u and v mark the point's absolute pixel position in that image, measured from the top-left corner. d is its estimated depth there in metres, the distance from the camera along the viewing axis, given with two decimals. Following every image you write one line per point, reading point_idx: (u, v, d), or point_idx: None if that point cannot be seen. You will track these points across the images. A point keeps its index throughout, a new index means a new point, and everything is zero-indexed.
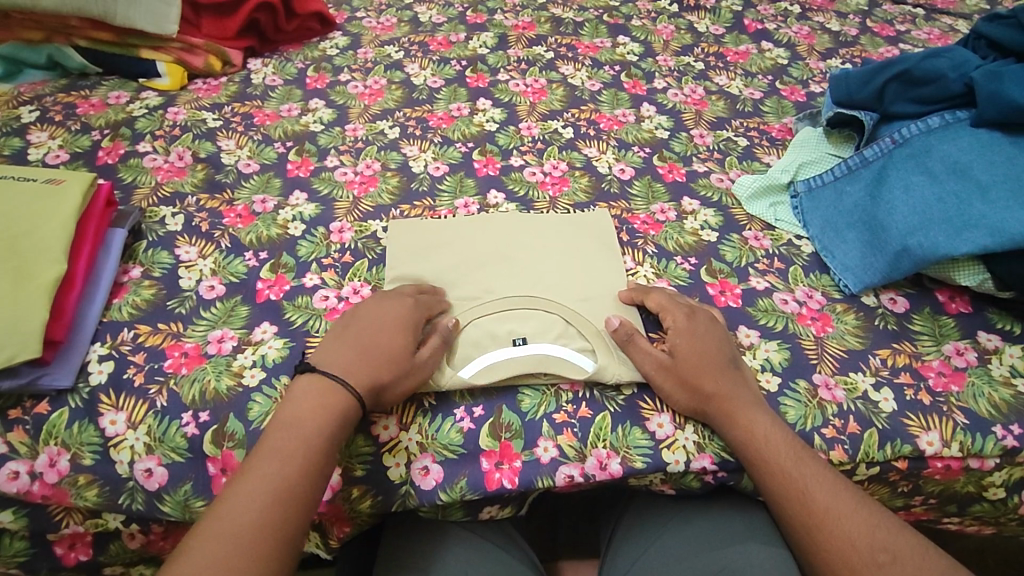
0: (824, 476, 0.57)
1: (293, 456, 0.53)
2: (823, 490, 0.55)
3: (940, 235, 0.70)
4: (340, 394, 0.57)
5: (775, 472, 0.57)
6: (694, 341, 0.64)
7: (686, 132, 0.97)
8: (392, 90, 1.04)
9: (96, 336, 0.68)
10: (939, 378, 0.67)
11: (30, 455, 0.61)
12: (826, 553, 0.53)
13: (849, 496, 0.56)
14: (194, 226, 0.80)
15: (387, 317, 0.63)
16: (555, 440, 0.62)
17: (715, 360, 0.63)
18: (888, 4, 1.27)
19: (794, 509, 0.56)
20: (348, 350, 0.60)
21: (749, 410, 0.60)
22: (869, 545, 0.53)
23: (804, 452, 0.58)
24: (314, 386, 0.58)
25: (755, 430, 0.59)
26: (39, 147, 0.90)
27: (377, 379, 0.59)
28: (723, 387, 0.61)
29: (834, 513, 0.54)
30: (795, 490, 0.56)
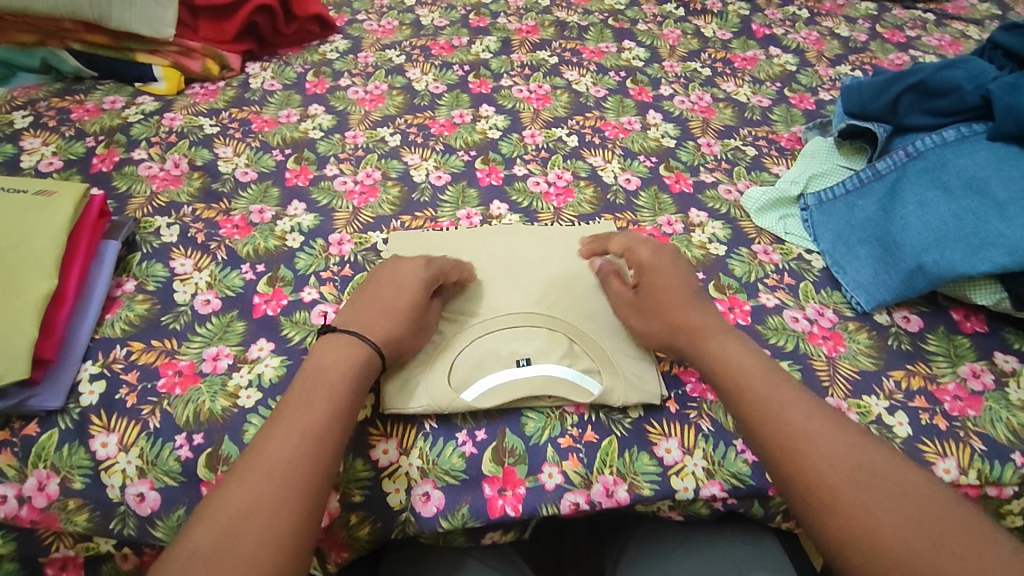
0: (800, 400, 0.55)
1: (291, 455, 0.50)
2: (800, 411, 0.54)
3: (957, 254, 0.68)
4: (358, 348, 0.58)
5: (749, 397, 0.56)
6: (659, 276, 0.65)
7: (693, 141, 0.95)
8: (393, 96, 1.02)
9: (87, 354, 0.66)
10: (954, 402, 0.65)
11: (18, 479, 0.60)
12: (804, 472, 0.50)
13: (827, 417, 0.53)
14: (190, 238, 0.78)
15: (402, 278, 0.64)
16: (560, 465, 0.60)
17: (682, 292, 0.64)
18: (898, 9, 1.25)
19: (770, 431, 0.53)
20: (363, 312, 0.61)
21: (720, 338, 0.60)
22: (845, 461, 0.50)
23: (780, 378, 0.57)
24: (310, 377, 0.56)
25: (727, 358, 0.59)
26: (32, 153, 0.88)
27: (393, 336, 0.60)
28: (688, 315, 0.62)
29: (809, 433, 0.52)
30: (769, 411, 0.54)
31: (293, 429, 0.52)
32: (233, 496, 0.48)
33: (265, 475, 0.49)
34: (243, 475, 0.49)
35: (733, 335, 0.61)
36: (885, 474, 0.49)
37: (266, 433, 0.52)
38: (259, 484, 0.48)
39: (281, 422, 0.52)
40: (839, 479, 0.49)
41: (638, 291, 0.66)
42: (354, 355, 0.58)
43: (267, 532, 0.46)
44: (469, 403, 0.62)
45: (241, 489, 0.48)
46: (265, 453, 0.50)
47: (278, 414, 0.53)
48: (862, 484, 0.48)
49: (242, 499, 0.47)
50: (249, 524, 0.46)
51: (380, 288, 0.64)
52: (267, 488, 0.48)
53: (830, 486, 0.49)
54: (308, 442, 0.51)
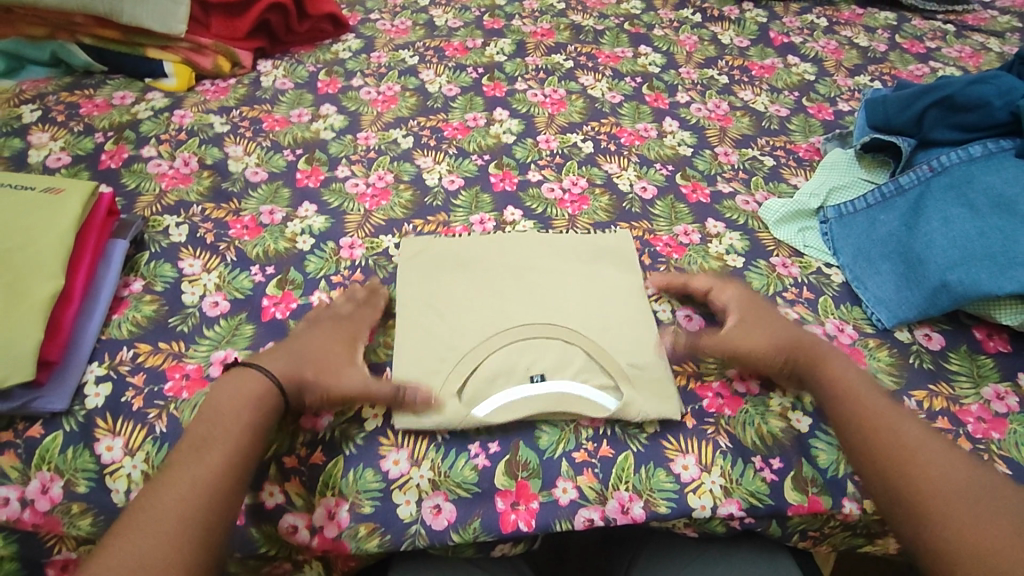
0: (914, 425, 0.57)
1: (181, 499, 0.50)
2: (913, 431, 0.56)
3: (983, 273, 0.67)
4: (255, 381, 0.59)
5: (862, 416, 0.58)
6: (759, 305, 0.68)
7: (710, 149, 0.94)
8: (406, 97, 1.01)
9: (93, 355, 0.64)
10: (978, 424, 0.63)
11: (21, 481, 0.58)
12: (911, 488, 0.52)
13: (936, 443, 0.55)
14: (199, 238, 0.77)
15: (327, 330, 0.65)
16: (575, 480, 0.59)
17: (782, 318, 0.67)
18: (917, 20, 1.24)
19: (881, 447, 0.55)
20: (279, 351, 0.62)
21: (835, 361, 0.63)
22: (955, 481, 0.52)
23: (890, 401, 0.59)
24: (202, 421, 0.56)
25: (840, 377, 0.61)
26: (40, 148, 0.87)
27: (299, 375, 0.60)
28: (803, 338, 0.64)
29: (920, 452, 0.54)
30: (878, 429, 0.56)
31: (184, 476, 0.52)
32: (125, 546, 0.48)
33: (158, 525, 0.49)
34: (132, 529, 0.49)
35: (847, 360, 0.63)
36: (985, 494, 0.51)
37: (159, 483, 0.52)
38: (148, 537, 0.48)
39: (173, 469, 0.53)
40: (947, 493, 0.51)
41: (746, 323, 0.66)
42: (249, 390, 0.58)
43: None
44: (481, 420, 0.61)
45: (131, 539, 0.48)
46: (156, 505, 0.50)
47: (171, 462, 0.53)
48: (965, 500, 0.50)
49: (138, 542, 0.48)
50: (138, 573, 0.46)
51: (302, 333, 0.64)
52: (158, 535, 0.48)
53: (940, 502, 0.51)
54: (200, 486, 0.51)
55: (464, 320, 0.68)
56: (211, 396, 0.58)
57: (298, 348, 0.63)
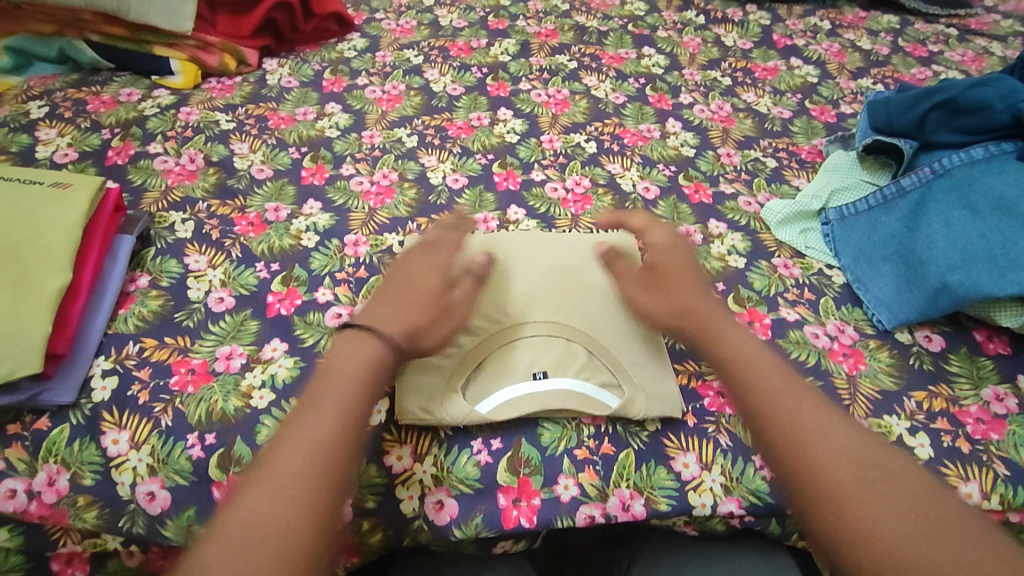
0: (812, 399, 0.53)
1: (303, 463, 0.47)
2: (810, 407, 0.52)
3: (983, 275, 0.67)
4: (371, 338, 0.56)
5: (760, 391, 0.54)
6: (673, 257, 0.67)
7: (713, 150, 0.94)
8: (411, 96, 1.01)
9: (100, 349, 0.65)
10: (977, 425, 0.64)
11: (27, 473, 0.58)
12: (807, 470, 0.48)
13: (836, 417, 0.51)
14: (204, 234, 0.77)
15: (414, 273, 0.63)
16: (577, 477, 0.59)
17: (692, 275, 0.66)
18: (920, 23, 1.24)
19: (778, 425, 0.51)
20: (376, 307, 0.60)
21: (728, 326, 0.60)
22: (854, 460, 0.48)
23: (787, 374, 0.55)
24: (320, 381, 0.53)
25: (736, 347, 0.58)
26: (47, 144, 0.88)
27: (408, 324, 0.58)
28: (699, 300, 0.62)
29: (818, 430, 0.50)
30: (776, 405, 0.52)
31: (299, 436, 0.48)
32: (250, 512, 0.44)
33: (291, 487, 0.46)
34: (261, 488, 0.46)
35: (742, 327, 0.60)
36: (887, 473, 0.48)
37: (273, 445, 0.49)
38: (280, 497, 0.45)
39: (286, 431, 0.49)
40: (847, 477, 0.47)
41: (650, 273, 0.67)
42: (363, 348, 0.55)
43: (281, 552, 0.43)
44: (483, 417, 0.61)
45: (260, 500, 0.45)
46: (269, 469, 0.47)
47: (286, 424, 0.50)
48: (869, 484, 0.47)
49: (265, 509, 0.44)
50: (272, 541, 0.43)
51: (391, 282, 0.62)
52: (275, 500, 0.45)
53: (839, 486, 0.47)
54: (319, 443, 0.48)
55: (532, 287, 0.69)
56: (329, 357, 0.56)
57: (393, 297, 0.61)
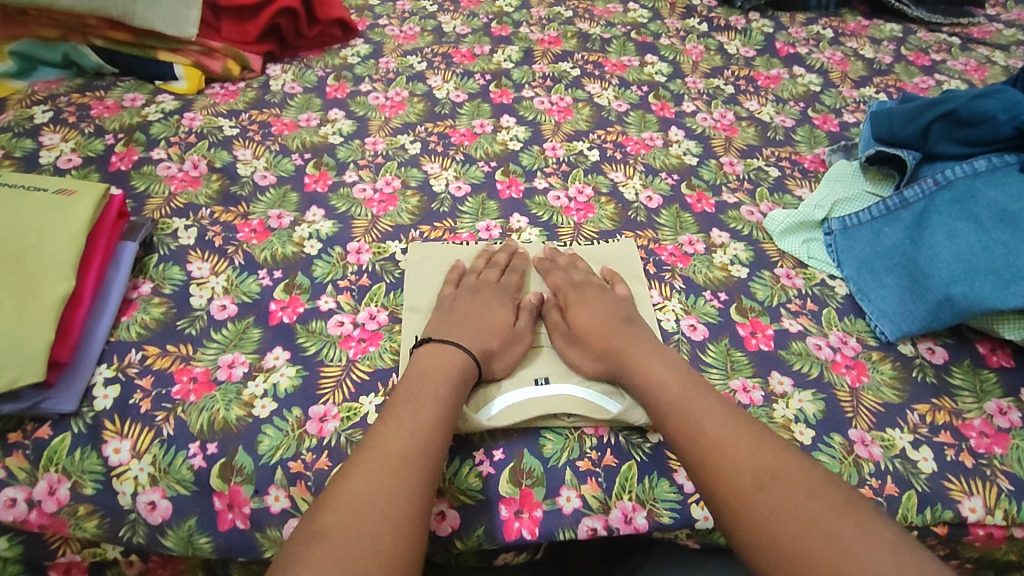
0: (716, 411, 0.57)
1: (406, 451, 0.53)
2: (712, 422, 0.56)
3: (987, 287, 0.67)
4: (454, 355, 0.62)
5: (670, 414, 0.58)
6: (587, 306, 0.68)
7: (715, 159, 0.94)
8: (414, 103, 1.01)
9: (102, 357, 0.65)
10: (981, 439, 0.63)
11: (28, 481, 0.58)
12: (715, 486, 0.53)
13: (738, 428, 0.56)
14: (207, 241, 0.78)
15: (479, 301, 0.68)
16: (579, 489, 0.59)
17: (611, 320, 0.67)
18: (923, 32, 1.25)
19: (687, 445, 0.56)
20: (450, 326, 0.65)
21: (642, 356, 0.63)
22: (750, 469, 0.52)
23: (701, 390, 0.59)
24: (413, 381, 0.59)
25: (649, 372, 0.61)
26: (50, 149, 0.88)
27: (486, 345, 0.64)
28: (619, 343, 0.64)
29: (719, 445, 0.54)
30: (687, 421, 0.57)
31: (400, 426, 0.55)
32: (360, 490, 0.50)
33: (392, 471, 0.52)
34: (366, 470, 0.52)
35: (658, 354, 0.63)
36: (782, 479, 0.52)
37: (372, 432, 0.55)
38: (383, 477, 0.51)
39: (386, 420, 0.56)
40: (746, 491, 0.51)
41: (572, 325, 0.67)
42: (451, 361, 0.61)
43: (389, 522, 0.49)
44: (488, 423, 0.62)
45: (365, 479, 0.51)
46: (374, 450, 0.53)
47: (385, 414, 0.56)
48: (762, 492, 0.51)
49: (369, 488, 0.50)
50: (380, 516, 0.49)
51: (465, 304, 0.68)
52: (385, 475, 0.51)
53: (739, 498, 0.51)
54: (415, 437, 0.54)
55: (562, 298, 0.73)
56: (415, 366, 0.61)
57: (469, 320, 0.66)
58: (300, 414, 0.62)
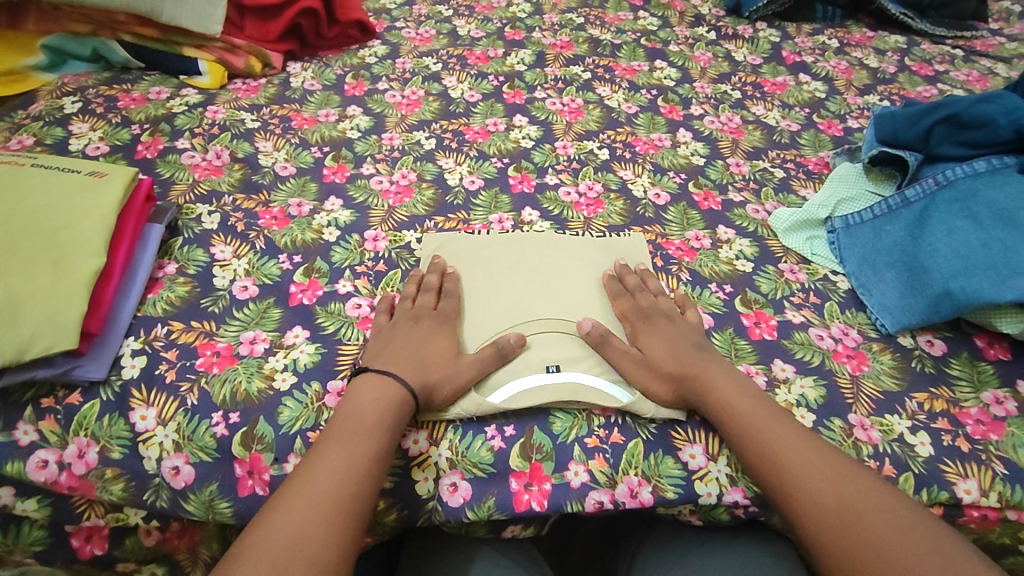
0: (794, 439, 0.58)
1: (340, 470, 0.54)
2: (791, 451, 0.57)
3: (985, 282, 0.69)
4: (395, 388, 0.60)
5: (747, 442, 0.59)
6: (660, 335, 0.68)
7: (722, 160, 0.97)
8: (429, 102, 1.04)
9: (129, 331, 0.67)
10: (977, 426, 0.65)
11: (59, 445, 0.61)
12: (798, 515, 0.54)
13: (816, 456, 0.57)
14: (230, 226, 0.80)
15: (421, 336, 0.66)
16: (587, 464, 0.61)
17: (685, 348, 0.66)
18: (927, 44, 1.28)
19: (767, 474, 0.57)
20: (395, 358, 0.63)
21: (722, 385, 0.63)
22: (832, 500, 0.54)
23: (773, 415, 0.60)
24: (348, 416, 0.59)
25: (726, 400, 0.61)
26: (80, 137, 0.91)
27: (426, 378, 0.62)
28: (696, 370, 0.64)
29: (800, 475, 0.56)
30: (766, 450, 0.58)
31: (330, 466, 0.54)
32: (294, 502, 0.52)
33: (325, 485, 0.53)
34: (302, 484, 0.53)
35: (735, 382, 0.63)
36: (867, 511, 0.53)
37: (302, 470, 0.55)
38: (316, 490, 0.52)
39: (317, 457, 0.55)
40: (828, 523, 0.53)
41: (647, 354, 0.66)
42: (388, 394, 0.60)
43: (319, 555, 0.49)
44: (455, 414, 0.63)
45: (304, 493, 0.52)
46: (300, 492, 0.52)
47: (317, 452, 0.56)
48: (848, 524, 0.52)
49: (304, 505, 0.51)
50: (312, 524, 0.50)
51: (406, 335, 0.66)
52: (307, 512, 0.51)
53: (822, 529, 0.53)
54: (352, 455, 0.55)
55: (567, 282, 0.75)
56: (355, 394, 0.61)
57: (410, 352, 0.64)
58: (319, 388, 0.65)
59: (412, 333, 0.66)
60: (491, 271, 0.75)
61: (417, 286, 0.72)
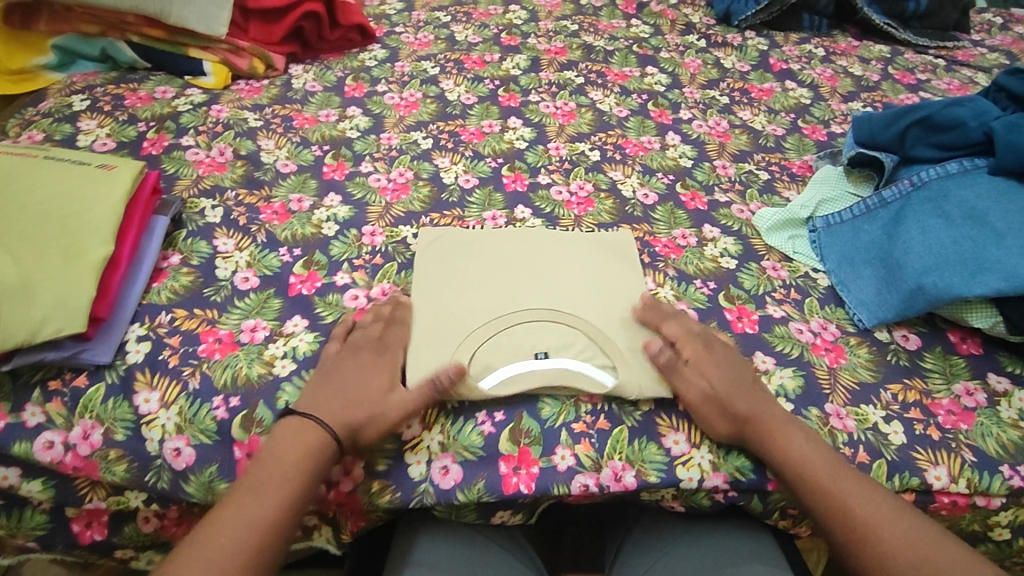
0: (862, 492, 0.59)
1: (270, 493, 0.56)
2: (860, 505, 0.58)
3: (955, 277, 0.72)
4: (316, 430, 0.60)
5: (816, 494, 0.59)
6: (722, 367, 0.66)
7: (709, 162, 1.00)
8: (427, 104, 1.08)
9: (135, 317, 0.70)
10: (948, 416, 0.68)
11: (65, 426, 0.63)
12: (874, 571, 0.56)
13: (884, 508, 0.58)
14: (232, 219, 0.83)
15: (355, 369, 0.65)
16: (573, 449, 0.64)
17: (747, 384, 0.66)
18: (910, 54, 1.32)
19: (839, 529, 0.58)
20: (324, 396, 0.63)
21: (788, 430, 0.63)
22: (909, 556, 0.55)
23: (840, 467, 0.61)
24: (263, 463, 0.58)
25: (792, 450, 0.61)
26: (88, 134, 0.94)
27: (352, 419, 0.61)
28: (763, 412, 0.63)
29: (874, 531, 0.57)
30: (838, 507, 0.58)
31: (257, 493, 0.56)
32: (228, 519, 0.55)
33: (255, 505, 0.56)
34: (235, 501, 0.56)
35: (800, 429, 0.63)
36: (946, 567, 0.54)
37: (213, 520, 0.55)
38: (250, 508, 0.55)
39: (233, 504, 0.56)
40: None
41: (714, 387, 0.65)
42: (308, 437, 0.60)
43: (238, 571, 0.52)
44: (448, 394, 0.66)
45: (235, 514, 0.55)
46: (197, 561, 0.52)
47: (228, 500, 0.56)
48: None
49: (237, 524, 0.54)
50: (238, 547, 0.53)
51: (344, 368, 0.65)
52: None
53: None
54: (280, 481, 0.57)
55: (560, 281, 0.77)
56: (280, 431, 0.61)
57: (343, 388, 0.63)
58: None
59: (345, 366, 0.66)
60: (482, 268, 0.78)
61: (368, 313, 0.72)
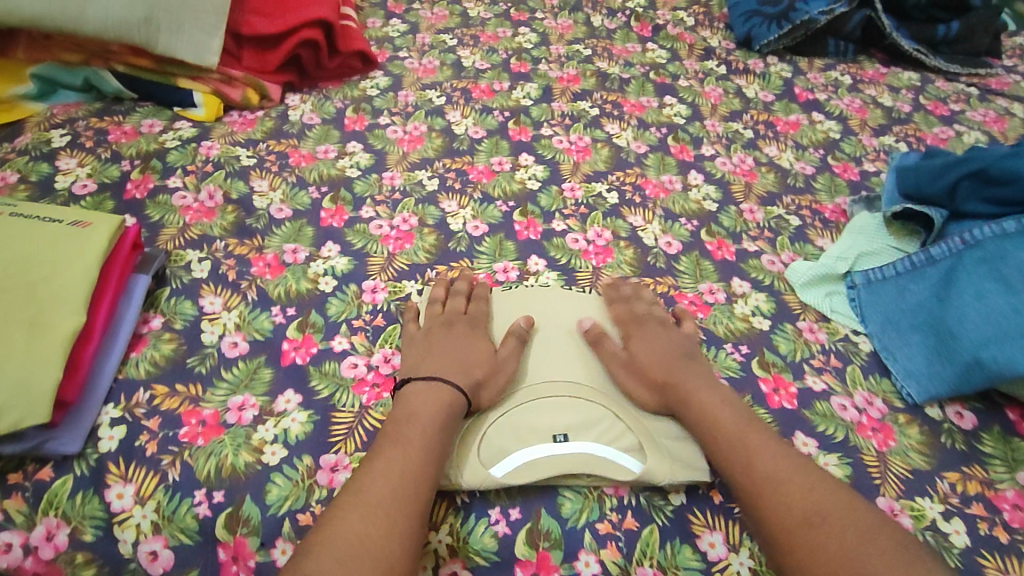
0: (768, 449, 0.59)
1: (383, 488, 0.54)
2: (760, 457, 0.59)
3: (1018, 350, 0.65)
4: (441, 392, 0.63)
5: (721, 446, 0.60)
6: (650, 341, 0.70)
7: (735, 206, 0.93)
8: (432, 138, 1.01)
9: (109, 396, 0.63)
10: (1014, 512, 0.61)
11: (25, 526, 0.56)
12: (767, 521, 0.55)
13: (790, 464, 0.58)
14: (221, 274, 0.76)
15: (458, 337, 0.69)
16: (598, 554, 0.57)
17: (672, 355, 0.68)
18: (941, 81, 1.25)
19: (743, 480, 0.58)
20: (436, 362, 0.66)
21: (704, 392, 0.64)
22: (802, 506, 0.55)
23: (754, 427, 0.62)
24: (400, 423, 0.60)
25: (707, 408, 0.63)
26: (67, 174, 0.87)
27: (472, 376, 0.65)
28: (678, 377, 0.66)
29: (773, 481, 0.57)
30: (741, 460, 0.59)
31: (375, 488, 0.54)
32: (349, 527, 0.52)
33: (376, 504, 0.53)
34: (346, 507, 0.53)
35: (718, 394, 0.64)
36: (837, 517, 0.54)
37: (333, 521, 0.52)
38: (360, 510, 0.53)
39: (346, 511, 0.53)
40: (796, 526, 0.54)
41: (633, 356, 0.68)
42: (434, 399, 0.62)
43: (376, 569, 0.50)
44: (455, 482, 0.60)
45: (350, 517, 0.52)
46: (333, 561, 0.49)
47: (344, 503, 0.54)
48: (817, 530, 0.53)
49: (354, 530, 0.51)
50: (374, 545, 0.51)
51: (446, 339, 0.69)
52: (378, 530, 0.52)
53: (788, 534, 0.54)
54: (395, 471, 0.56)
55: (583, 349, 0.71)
56: (400, 403, 0.63)
57: (453, 353, 0.67)
58: (310, 463, 0.61)
59: (449, 336, 0.69)
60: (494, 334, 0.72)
61: (445, 292, 0.75)
